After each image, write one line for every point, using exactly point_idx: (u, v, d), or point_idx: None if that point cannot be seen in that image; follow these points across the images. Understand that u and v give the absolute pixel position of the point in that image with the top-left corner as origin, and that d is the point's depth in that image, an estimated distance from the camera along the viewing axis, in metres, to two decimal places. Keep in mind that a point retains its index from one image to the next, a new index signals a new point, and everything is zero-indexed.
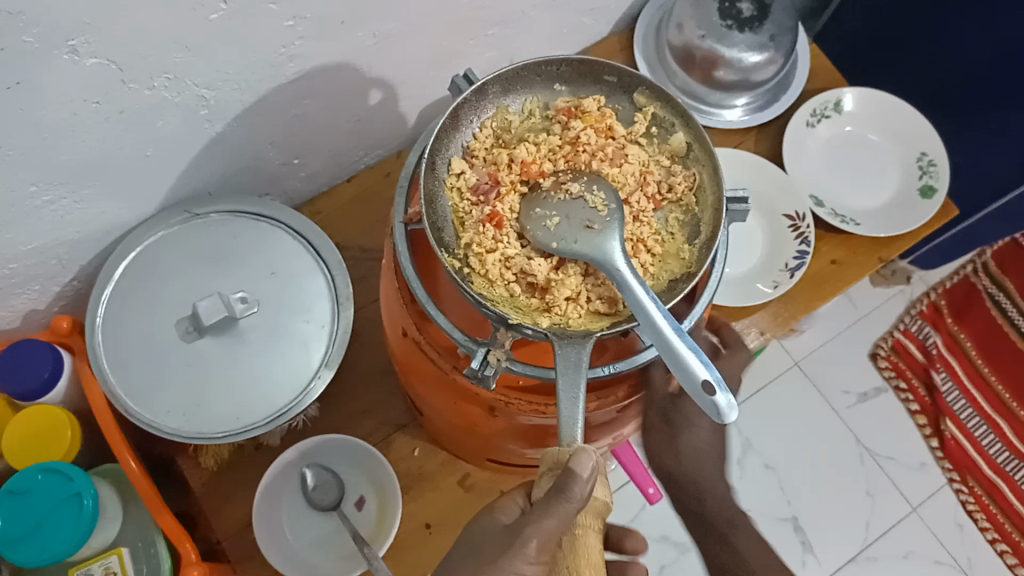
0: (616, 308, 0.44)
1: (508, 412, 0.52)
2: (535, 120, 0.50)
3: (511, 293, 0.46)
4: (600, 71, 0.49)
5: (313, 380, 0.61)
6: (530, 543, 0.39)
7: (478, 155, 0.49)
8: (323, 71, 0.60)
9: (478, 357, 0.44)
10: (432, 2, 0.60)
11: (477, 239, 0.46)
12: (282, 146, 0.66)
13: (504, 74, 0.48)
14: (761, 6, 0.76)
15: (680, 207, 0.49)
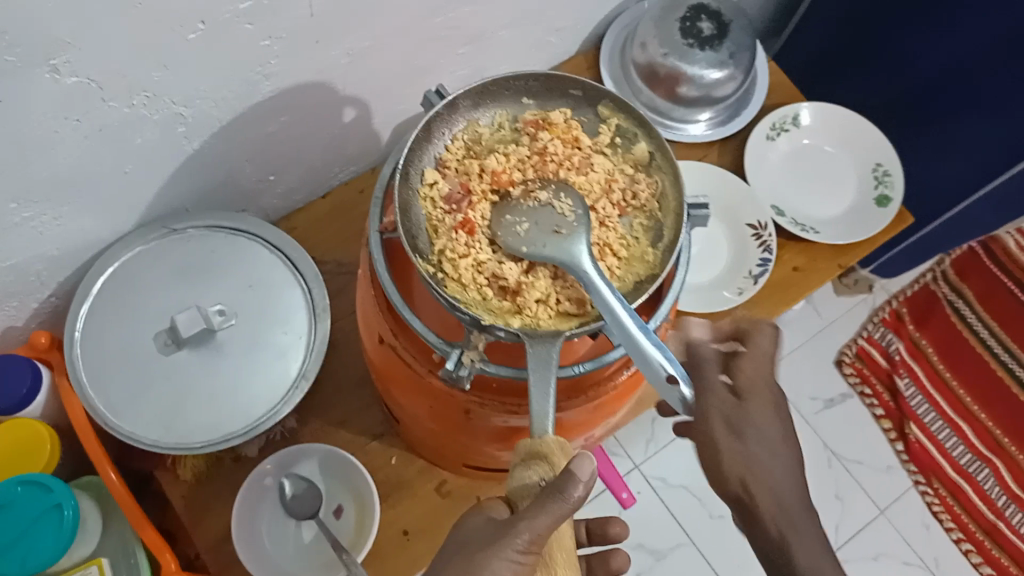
0: (584, 308, 0.46)
1: (482, 414, 0.53)
2: (504, 132, 0.53)
3: (483, 296, 0.47)
4: (566, 85, 0.52)
5: (291, 391, 0.62)
6: (520, 535, 0.39)
7: (450, 166, 0.51)
8: (298, 89, 0.62)
9: (453, 358, 0.46)
10: (403, 21, 0.62)
11: (450, 245, 0.48)
12: (259, 162, 0.67)
13: (474, 88, 0.50)
14: (721, 25, 0.79)
15: (644, 213, 0.51)
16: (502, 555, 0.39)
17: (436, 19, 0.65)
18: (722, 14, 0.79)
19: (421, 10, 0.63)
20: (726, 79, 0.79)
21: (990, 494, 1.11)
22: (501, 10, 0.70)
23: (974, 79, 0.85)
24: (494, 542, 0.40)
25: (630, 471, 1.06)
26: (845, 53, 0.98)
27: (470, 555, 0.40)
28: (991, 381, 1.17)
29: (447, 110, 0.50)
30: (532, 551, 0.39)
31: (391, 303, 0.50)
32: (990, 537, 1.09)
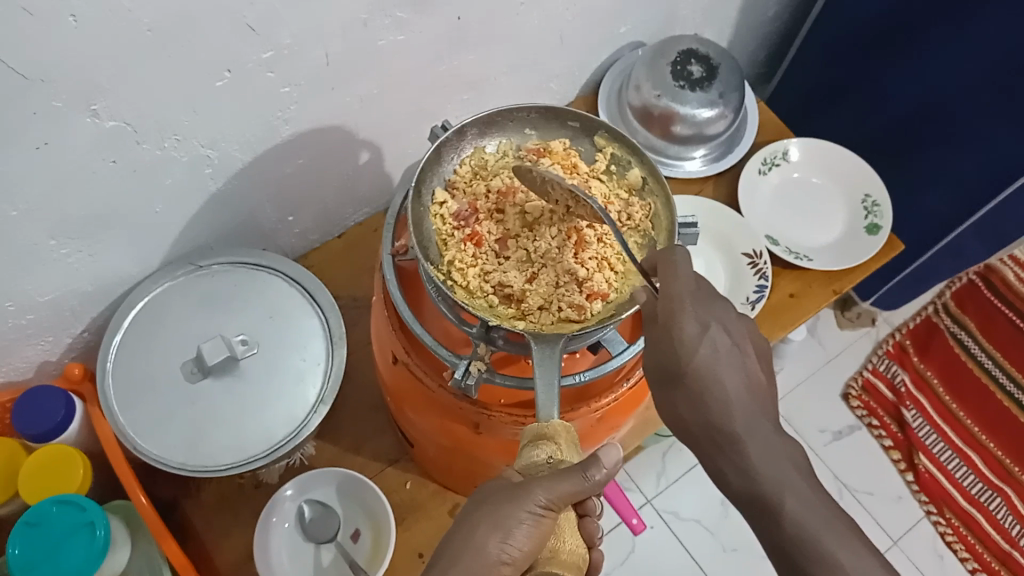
0: (583, 315, 0.51)
1: (491, 427, 0.56)
2: (508, 158, 0.58)
3: (490, 303, 0.52)
4: (564, 117, 0.58)
5: (311, 413, 0.65)
6: (541, 494, 0.44)
7: (459, 188, 0.57)
8: (315, 132, 0.67)
9: (461, 368, 0.50)
10: (411, 66, 0.67)
11: (459, 257, 0.54)
12: (277, 203, 0.72)
13: (480, 118, 0.56)
14: (709, 67, 0.83)
15: (639, 232, 0.55)
16: (525, 510, 0.43)
17: (443, 65, 0.70)
18: (710, 57, 0.84)
19: (427, 58, 0.68)
20: (716, 117, 0.83)
21: (1004, 523, 1.11)
22: (503, 59, 0.75)
23: (952, 114, 0.90)
24: (514, 497, 0.44)
25: (642, 505, 1.08)
26: (833, 91, 1.03)
27: (492, 511, 0.44)
28: (996, 410, 1.18)
29: (454, 137, 0.56)
30: (551, 509, 0.44)
31: (402, 319, 0.54)
32: (1006, 566, 1.08)
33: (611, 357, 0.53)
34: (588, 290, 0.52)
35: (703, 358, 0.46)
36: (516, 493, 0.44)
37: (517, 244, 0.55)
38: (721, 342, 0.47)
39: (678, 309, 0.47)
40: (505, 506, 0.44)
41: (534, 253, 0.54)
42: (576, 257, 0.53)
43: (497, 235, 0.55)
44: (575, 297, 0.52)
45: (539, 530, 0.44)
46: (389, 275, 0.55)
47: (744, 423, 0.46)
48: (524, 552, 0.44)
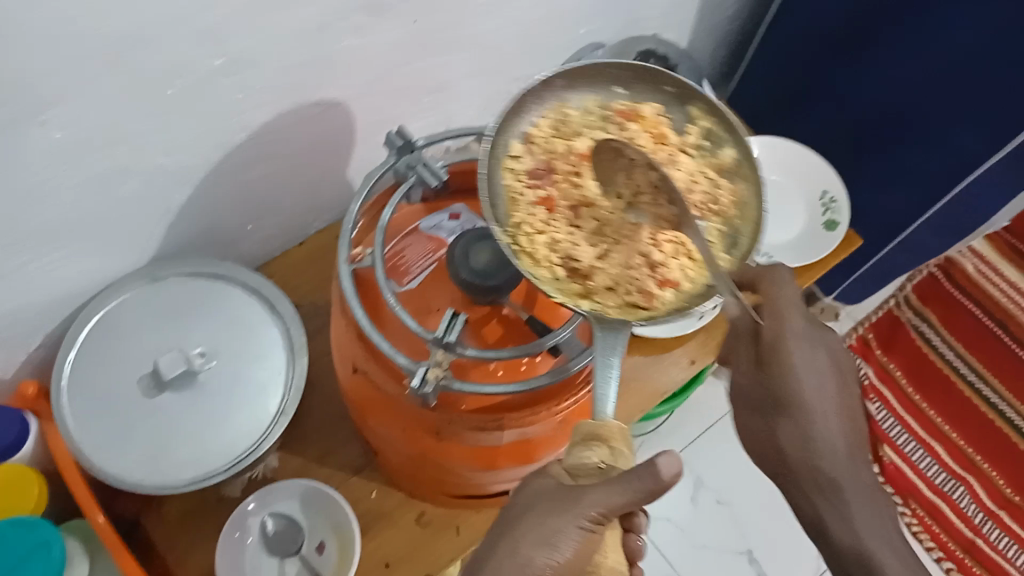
0: (652, 304, 0.49)
1: (456, 432, 0.57)
2: (594, 119, 0.57)
3: (554, 276, 0.51)
4: (659, 81, 0.57)
5: (272, 424, 0.64)
6: (591, 508, 0.44)
7: (536, 143, 0.56)
8: (274, 139, 0.66)
9: (419, 375, 0.49)
10: (371, 71, 0.67)
11: (529, 220, 0.53)
12: (237, 212, 0.71)
13: (570, 69, 0.56)
14: (669, 67, 0.84)
15: (722, 217, 0.53)
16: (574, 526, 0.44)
17: (402, 69, 0.70)
18: (670, 57, 0.85)
19: (386, 63, 0.67)
20: None
21: (966, 512, 1.13)
22: (464, 65, 0.75)
23: (907, 112, 0.91)
24: (565, 508, 0.45)
25: None
26: (791, 92, 1.04)
27: (542, 517, 0.46)
28: (959, 401, 1.20)
29: (542, 86, 0.55)
30: (600, 521, 0.44)
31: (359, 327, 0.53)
32: (970, 555, 1.11)
33: (570, 361, 0.54)
34: (661, 278, 0.50)
35: (806, 392, 0.57)
36: (566, 504, 0.45)
37: (590, 215, 0.54)
38: (821, 378, 0.58)
39: (786, 341, 0.57)
40: (554, 517, 0.45)
41: (608, 231, 0.53)
42: (651, 240, 0.52)
43: (569, 204, 0.55)
44: (647, 280, 0.50)
45: (587, 539, 0.45)
46: (346, 285, 0.53)
47: (844, 469, 0.57)
48: (569, 559, 0.45)
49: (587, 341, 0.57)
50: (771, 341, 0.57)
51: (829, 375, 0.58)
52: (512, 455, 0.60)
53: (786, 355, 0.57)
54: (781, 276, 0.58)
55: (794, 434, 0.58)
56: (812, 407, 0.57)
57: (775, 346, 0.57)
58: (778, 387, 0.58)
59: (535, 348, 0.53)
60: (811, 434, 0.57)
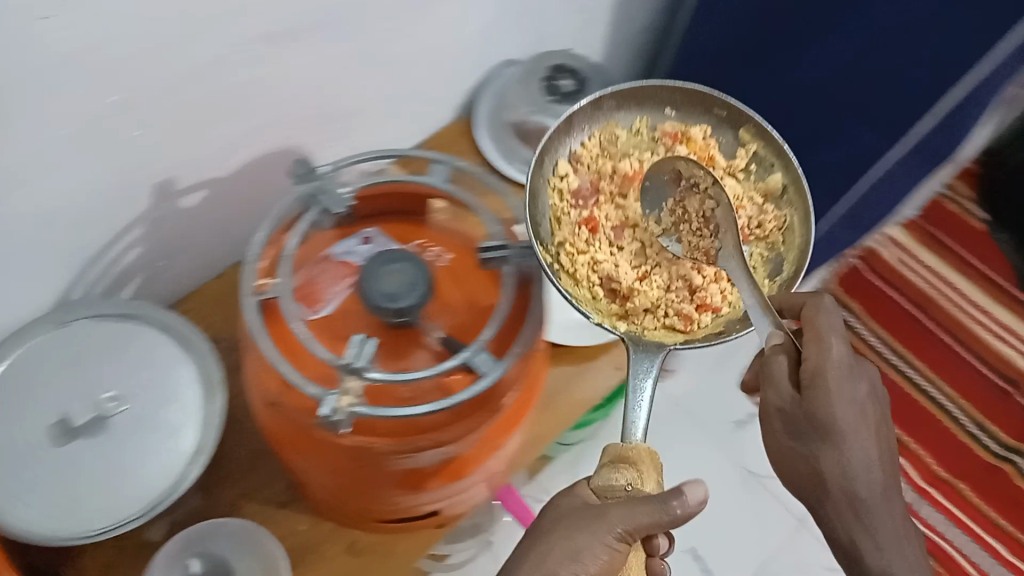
0: (688, 326, 0.65)
1: (379, 458, 0.57)
2: (641, 137, 0.74)
3: (594, 294, 0.67)
4: (711, 105, 0.72)
5: (192, 458, 0.63)
6: (620, 523, 0.52)
7: (584, 162, 0.72)
8: (175, 175, 0.66)
9: (329, 404, 0.49)
10: (273, 102, 0.67)
11: (572, 239, 0.68)
12: (146, 250, 0.70)
13: (617, 94, 0.72)
14: (580, 81, 0.85)
15: (766, 243, 0.69)
16: (602, 540, 0.52)
17: (308, 99, 0.70)
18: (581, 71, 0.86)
19: (290, 93, 0.68)
20: None
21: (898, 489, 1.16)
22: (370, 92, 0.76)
23: None
24: (593, 527, 0.52)
25: None
26: None
27: (570, 529, 0.53)
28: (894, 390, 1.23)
29: (592, 109, 0.72)
30: (625, 539, 0.52)
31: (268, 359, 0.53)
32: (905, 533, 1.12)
33: (481, 379, 0.54)
34: (698, 302, 0.66)
35: (847, 424, 0.59)
36: (592, 521, 0.53)
37: (633, 236, 0.71)
38: (862, 409, 0.60)
39: (829, 375, 0.58)
40: (581, 530, 0.53)
41: (649, 251, 0.70)
42: (692, 264, 0.68)
43: (614, 222, 0.72)
44: (685, 304, 0.66)
45: (612, 555, 0.52)
46: (253, 317, 0.54)
47: (875, 494, 0.61)
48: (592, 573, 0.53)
49: (498, 355, 0.57)
50: (810, 375, 0.59)
51: (868, 406, 0.61)
52: (439, 476, 0.60)
53: (831, 388, 0.58)
54: (820, 305, 0.61)
55: (833, 461, 0.60)
56: (853, 438, 0.59)
57: (817, 379, 0.58)
58: (819, 419, 0.59)
59: (447, 366, 0.53)
60: (848, 463, 0.60)
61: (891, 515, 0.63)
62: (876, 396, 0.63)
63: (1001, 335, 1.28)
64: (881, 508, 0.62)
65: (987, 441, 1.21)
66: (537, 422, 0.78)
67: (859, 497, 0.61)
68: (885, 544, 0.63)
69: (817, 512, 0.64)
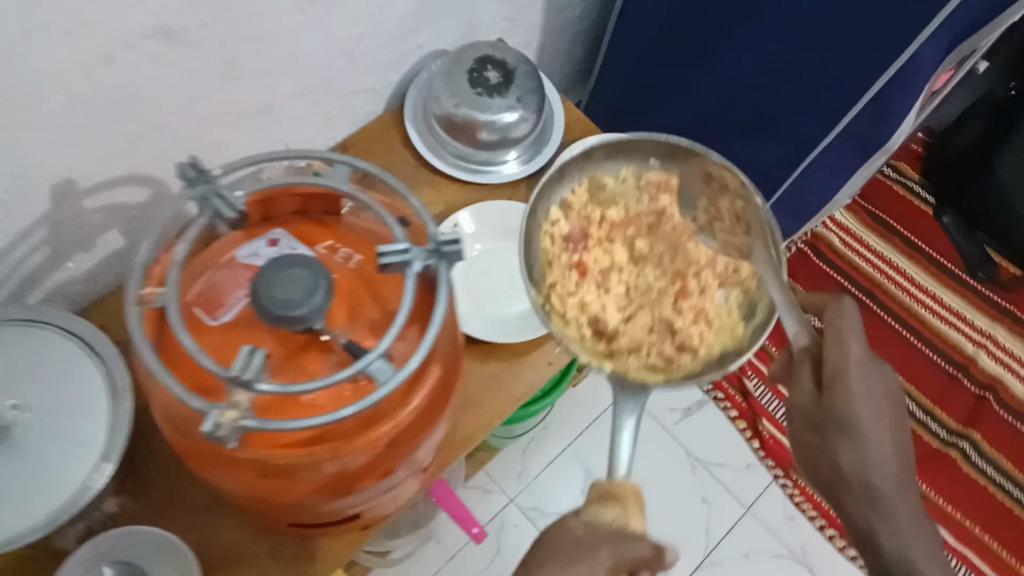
0: (668, 365, 0.63)
1: (300, 472, 0.55)
2: (628, 184, 0.74)
3: (581, 333, 0.66)
4: (692, 155, 0.71)
5: (101, 461, 0.62)
6: (608, 559, 0.54)
7: (573, 209, 0.74)
8: (75, 174, 0.65)
9: (212, 420, 0.47)
10: (178, 98, 0.66)
11: (560, 282, 0.69)
12: (51, 250, 0.69)
13: (606, 145, 0.74)
14: (507, 73, 0.83)
15: (740, 289, 0.66)
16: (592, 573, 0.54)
17: (216, 94, 0.69)
18: (507, 63, 0.84)
19: (196, 90, 0.67)
20: (521, 120, 0.83)
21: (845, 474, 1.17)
22: (284, 84, 0.75)
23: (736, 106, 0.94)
24: (586, 557, 0.55)
25: (505, 505, 1.11)
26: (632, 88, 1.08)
27: (567, 561, 0.56)
28: None
29: (581, 161, 0.74)
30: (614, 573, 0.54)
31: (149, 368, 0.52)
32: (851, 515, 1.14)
33: (380, 388, 0.52)
34: (679, 342, 0.64)
35: (864, 421, 0.72)
36: (584, 555, 0.55)
37: (619, 280, 0.70)
38: (880, 405, 0.73)
39: (851, 378, 0.71)
40: (573, 564, 0.55)
41: (635, 295, 0.69)
42: (675, 304, 0.67)
43: (601, 266, 0.71)
44: (667, 346, 0.64)
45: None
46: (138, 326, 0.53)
47: (891, 483, 0.75)
48: None
49: (400, 364, 0.55)
50: (833, 378, 0.71)
51: (887, 405, 0.74)
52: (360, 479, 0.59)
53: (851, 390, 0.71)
54: (845, 311, 0.73)
55: (851, 451, 0.74)
56: (870, 433, 0.73)
57: (838, 381, 0.71)
58: (838, 414, 0.72)
59: (342, 376, 0.51)
60: (867, 454, 0.74)
61: (902, 501, 0.77)
62: (895, 395, 0.76)
63: (949, 320, 1.29)
64: (893, 492, 0.76)
65: (933, 424, 1.22)
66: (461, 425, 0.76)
67: (872, 482, 0.75)
68: (898, 527, 0.77)
69: (839, 498, 0.78)
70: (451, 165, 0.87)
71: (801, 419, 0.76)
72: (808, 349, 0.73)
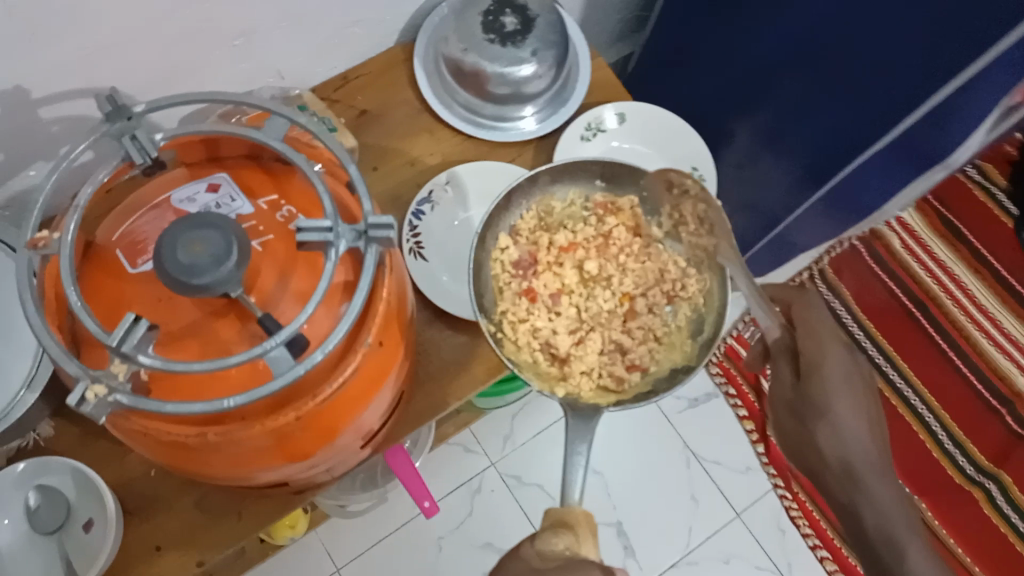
0: (619, 387, 0.70)
1: (202, 449, 0.49)
2: (574, 207, 0.78)
3: (534, 359, 0.72)
4: (637, 176, 0.76)
5: (24, 391, 0.60)
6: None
7: (522, 235, 0.77)
8: (28, 81, 0.60)
9: (76, 393, 0.44)
10: (142, 12, 0.60)
11: (511, 309, 0.73)
12: (7, 156, 0.65)
13: (551, 170, 0.76)
14: (526, 19, 0.74)
15: (689, 305, 0.74)
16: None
17: (188, 11, 0.63)
18: (529, 8, 0.75)
19: (162, 4, 0.61)
20: (535, 75, 0.75)
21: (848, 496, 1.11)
22: (271, 6, 0.68)
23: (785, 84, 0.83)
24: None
25: (485, 468, 1.11)
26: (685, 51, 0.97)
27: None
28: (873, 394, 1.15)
29: (529, 185, 0.76)
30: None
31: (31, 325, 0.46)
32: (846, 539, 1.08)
33: (273, 380, 0.46)
34: (628, 364, 0.71)
35: (840, 405, 0.64)
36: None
37: (569, 302, 0.75)
38: (851, 385, 0.65)
39: (827, 367, 0.64)
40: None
41: (585, 318, 0.75)
42: (623, 325, 0.75)
43: (550, 289, 0.76)
44: (617, 367, 0.71)
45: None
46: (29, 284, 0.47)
47: (877, 476, 0.64)
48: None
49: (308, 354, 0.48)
50: (807, 368, 0.64)
51: (858, 386, 0.65)
52: (274, 459, 0.52)
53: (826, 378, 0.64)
54: (810, 300, 0.66)
55: (834, 447, 0.64)
56: (846, 415, 0.64)
57: (813, 370, 0.64)
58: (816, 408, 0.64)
59: (233, 360, 0.45)
60: (845, 437, 0.64)
61: (899, 508, 0.63)
62: (865, 382, 0.67)
63: (1001, 345, 1.16)
64: (883, 486, 0.64)
65: (959, 457, 1.12)
66: (411, 400, 0.70)
67: (858, 474, 0.64)
68: (906, 539, 0.62)
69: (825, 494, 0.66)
70: (457, 116, 0.79)
71: (781, 406, 0.68)
72: (780, 342, 0.66)
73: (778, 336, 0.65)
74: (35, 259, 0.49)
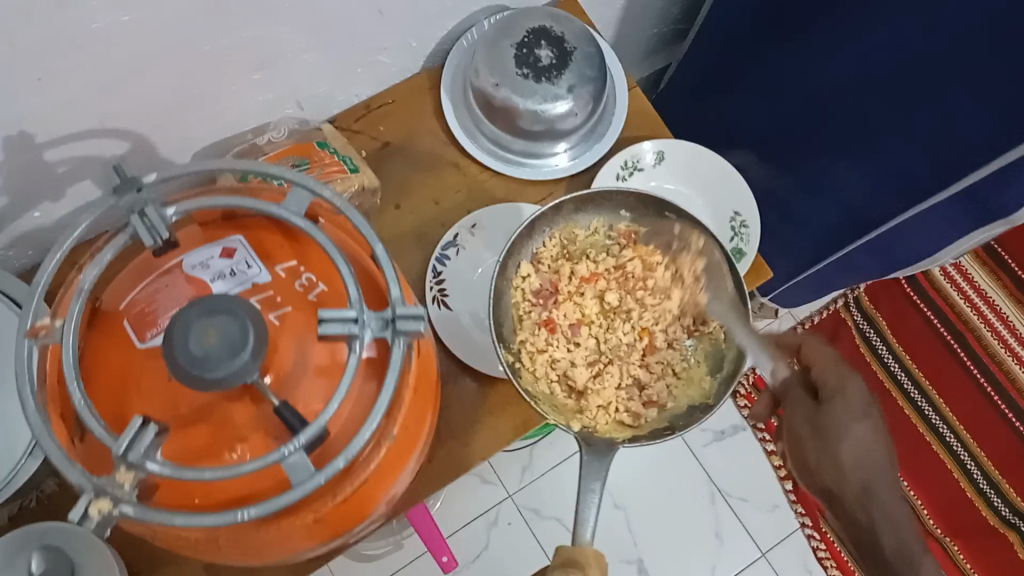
0: (637, 422, 0.65)
1: (211, 546, 0.47)
2: (597, 236, 0.72)
3: (551, 391, 0.67)
4: (662, 208, 0.69)
5: (25, 458, 0.57)
6: None
7: (544, 262, 0.71)
8: (33, 124, 0.56)
9: (77, 510, 0.42)
10: (156, 50, 0.56)
11: (530, 339, 0.69)
12: (12, 198, 0.61)
13: (576, 198, 0.70)
14: (563, 53, 0.69)
15: (708, 338, 0.68)
16: None
17: (205, 46, 0.59)
18: (566, 40, 0.69)
19: (178, 40, 0.56)
20: (570, 113, 0.70)
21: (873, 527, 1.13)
22: (295, 37, 0.64)
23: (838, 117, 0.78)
24: None
25: (502, 499, 1.10)
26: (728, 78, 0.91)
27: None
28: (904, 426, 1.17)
29: (552, 214, 0.70)
30: None
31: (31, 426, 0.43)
32: None
33: (291, 489, 0.43)
34: (646, 399, 0.67)
35: (854, 434, 0.58)
36: None
37: (589, 332, 0.70)
38: (855, 402, 0.60)
39: (847, 391, 0.60)
40: None
41: (605, 350, 0.70)
42: (642, 359, 0.69)
43: (570, 319, 0.71)
44: (634, 402, 0.66)
45: None
46: (30, 368, 0.44)
47: (881, 498, 0.60)
48: None
49: (321, 453, 0.45)
50: (830, 392, 0.60)
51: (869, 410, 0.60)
52: (286, 549, 0.49)
53: (851, 405, 0.59)
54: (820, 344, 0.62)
55: (857, 469, 0.59)
56: (857, 442, 0.59)
57: (838, 397, 0.59)
58: (837, 433, 0.58)
59: (248, 468, 0.42)
60: (851, 460, 0.59)
61: (896, 514, 0.60)
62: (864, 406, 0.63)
63: None
64: (883, 500, 0.60)
65: (995, 498, 1.13)
66: (430, 459, 0.65)
67: (857, 502, 0.60)
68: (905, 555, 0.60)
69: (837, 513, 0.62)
70: (484, 149, 0.75)
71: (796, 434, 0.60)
72: (787, 379, 0.62)
73: (785, 375, 0.62)
74: (36, 348, 0.45)
